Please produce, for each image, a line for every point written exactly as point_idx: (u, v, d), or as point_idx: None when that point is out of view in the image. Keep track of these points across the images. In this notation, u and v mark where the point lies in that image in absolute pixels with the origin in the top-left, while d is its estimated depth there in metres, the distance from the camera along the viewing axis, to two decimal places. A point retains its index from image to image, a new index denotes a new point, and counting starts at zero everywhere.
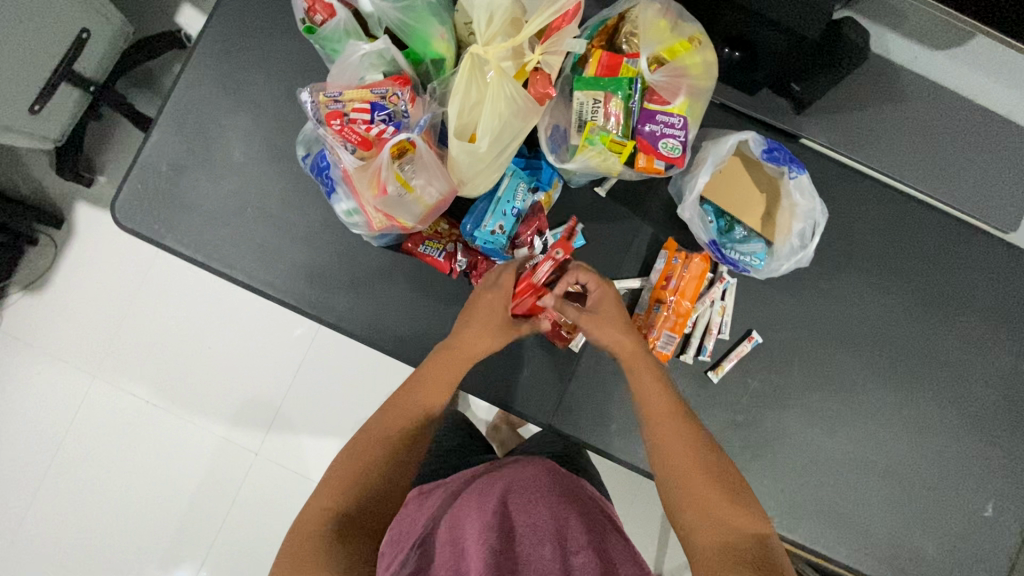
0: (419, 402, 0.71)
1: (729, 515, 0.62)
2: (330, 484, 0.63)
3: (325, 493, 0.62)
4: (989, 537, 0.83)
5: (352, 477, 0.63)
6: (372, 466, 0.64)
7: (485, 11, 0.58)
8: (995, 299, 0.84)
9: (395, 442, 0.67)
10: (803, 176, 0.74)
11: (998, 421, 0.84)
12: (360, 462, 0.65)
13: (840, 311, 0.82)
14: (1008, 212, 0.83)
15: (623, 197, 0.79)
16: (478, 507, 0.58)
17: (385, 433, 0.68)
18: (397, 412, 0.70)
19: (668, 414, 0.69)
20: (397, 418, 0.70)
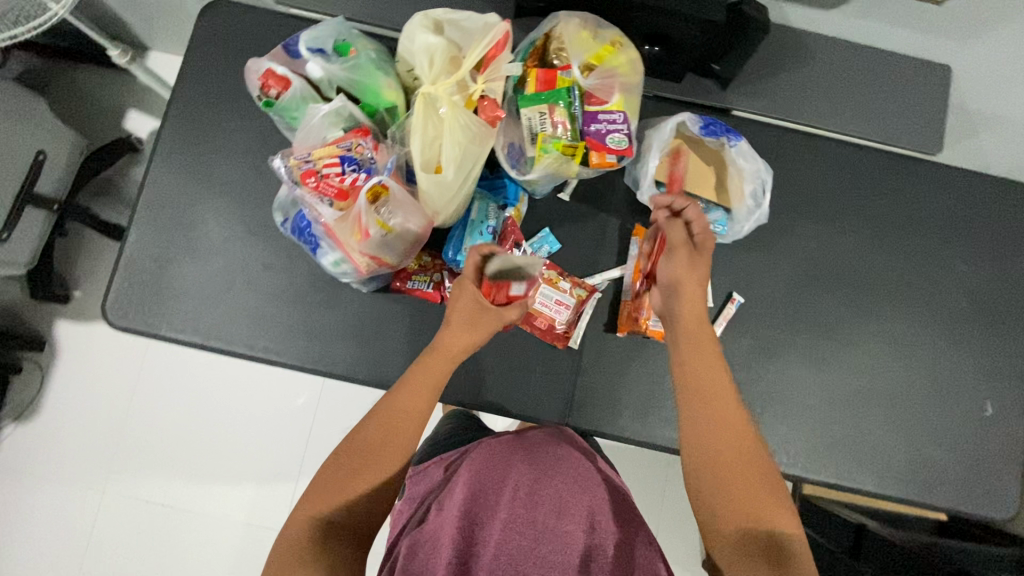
0: (411, 405, 0.70)
1: (763, 510, 0.62)
2: (321, 491, 0.66)
3: (316, 501, 0.65)
4: (995, 435, 0.87)
5: (342, 488, 0.65)
6: (362, 479, 0.66)
7: (425, 55, 0.65)
8: (940, 216, 0.91)
9: (386, 452, 0.68)
10: (742, 143, 0.80)
11: (974, 325, 0.89)
12: (350, 472, 0.66)
13: (807, 257, 0.88)
14: (930, 137, 0.91)
15: (585, 198, 0.86)
16: (500, 486, 0.72)
17: (375, 438, 0.68)
18: (391, 417, 0.70)
19: (721, 390, 0.68)
20: (390, 422, 0.69)
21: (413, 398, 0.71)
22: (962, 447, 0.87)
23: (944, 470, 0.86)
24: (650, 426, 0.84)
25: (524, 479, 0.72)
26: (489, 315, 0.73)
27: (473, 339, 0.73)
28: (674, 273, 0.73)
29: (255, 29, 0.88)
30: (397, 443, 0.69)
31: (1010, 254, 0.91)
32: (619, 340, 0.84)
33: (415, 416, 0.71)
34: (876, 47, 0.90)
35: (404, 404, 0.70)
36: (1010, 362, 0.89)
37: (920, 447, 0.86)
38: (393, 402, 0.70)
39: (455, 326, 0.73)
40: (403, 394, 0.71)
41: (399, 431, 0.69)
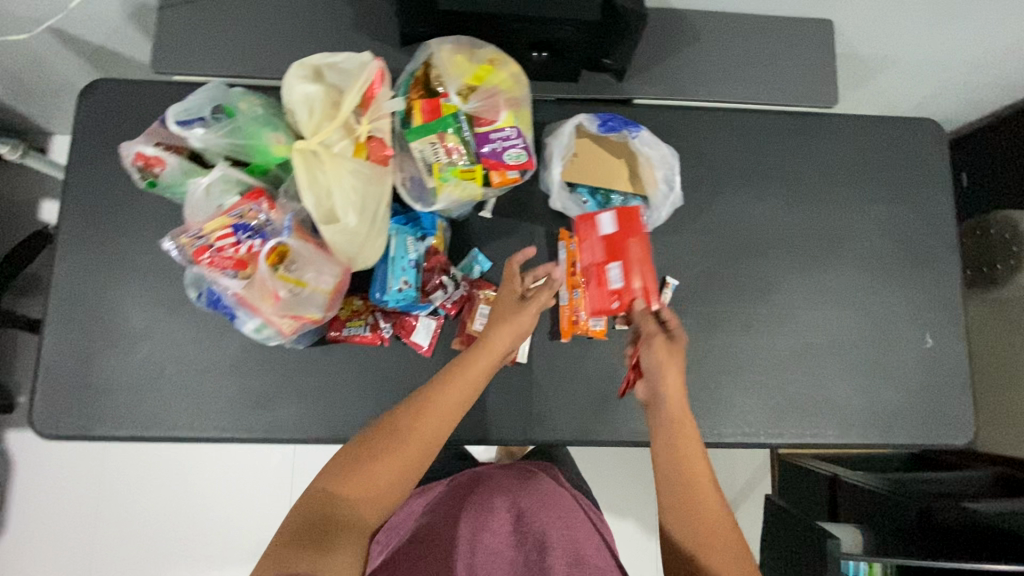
0: (452, 402, 0.67)
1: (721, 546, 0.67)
2: (344, 475, 0.62)
3: (343, 482, 0.61)
4: (940, 362, 0.90)
5: (368, 475, 0.62)
6: (392, 465, 0.62)
7: (305, 107, 0.64)
8: (851, 164, 0.93)
9: (420, 445, 0.64)
10: (643, 131, 0.81)
11: (901, 261, 0.92)
12: (384, 458, 0.62)
13: (732, 228, 0.89)
14: (826, 90, 0.93)
15: (506, 212, 0.85)
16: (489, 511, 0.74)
17: (411, 428, 0.64)
18: (434, 413, 0.66)
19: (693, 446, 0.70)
20: (433, 415, 0.65)
21: (454, 394, 0.67)
22: (912, 381, 0.89)
23: (899, 408, 0.88)
24: (613, 423, 0.84)
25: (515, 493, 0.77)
26: (528, 319, 0.73)
27: (514, 341, 0.72)
28: (653, 360, 0.73)
29: (139, 103, 0.85)
30: (431, 439, 0.65)
31: (922, 187, 0.94)
32: (566, 346, 0.84)
33: (454, 412, 0.67)
34: (758, 13, 0.92)
35: (444, 400, 0.66)
36: (942, 291, 0.92)
37: (874, 390, 0.89)
38: (434, 398, 0.66)
39: (497, 329, 0.71)
40: (441, 391, 0.67)
41: (437, 426, 0.65)
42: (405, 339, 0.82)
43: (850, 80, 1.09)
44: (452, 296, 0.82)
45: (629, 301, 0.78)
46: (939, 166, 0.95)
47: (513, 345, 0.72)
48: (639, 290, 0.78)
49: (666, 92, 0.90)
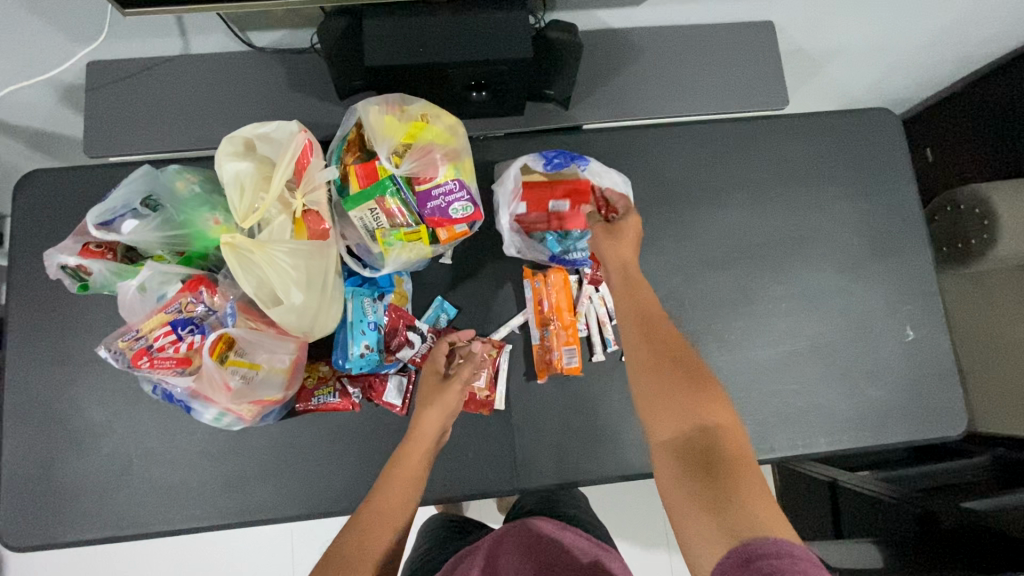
0: (397, 500, 0.70)
1: (716, 448, 0.57)
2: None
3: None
4: (924, 354, 0.88)
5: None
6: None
7: (234, 188, 0.62)
8: (811, 161, 0.92)
9: (377, 552, 0.66)
10: (591, 164, 0.82)
11: (872, 255, 0.91)
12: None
13: (697, 244, 0.88)
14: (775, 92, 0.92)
15: (465, 257, 0.83)
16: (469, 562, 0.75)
17: (363, 538, 0.67)
18: (373, 525, 0.68)
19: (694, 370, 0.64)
20: (382, 517, 0.69)
21: (397, 491, 0.71)
22: (901, 376, 0.87)
23: (892, 404, 0.87)
24: (600, 460, 0.81)
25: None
26: (455, 399, 0.76)
27: (444, 423, 0.76)
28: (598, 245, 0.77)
29: (76, 190, 0.83)
30: (386, 539, 0.68)
31: (885, 176, 0.93)
32: (543, 386, 0.82)
33: (402, 506, 0.71)
34: (696, 23, 0.91)
35: (389, 498, 0.70)
36: (919, 279, 0.90)
37: (864, 390, 0.87)
38: (377, 503, 0.70)
39: (423, 418, 0.75)
40: (383, 493, 0.71)
41: (381, 537, 0.67)
42: (377, 401, 0.79)
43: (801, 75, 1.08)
44: (420, 349, 0.80)
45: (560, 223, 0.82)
46: (898, 154, 0.93)
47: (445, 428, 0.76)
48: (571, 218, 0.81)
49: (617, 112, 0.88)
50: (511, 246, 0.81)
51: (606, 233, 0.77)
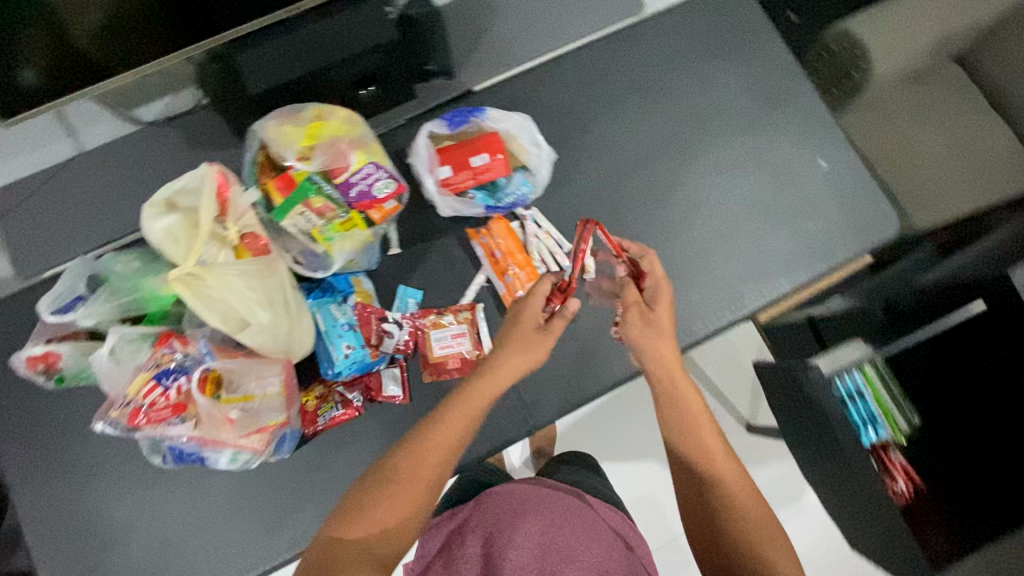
0: (453, 431, 0.66)
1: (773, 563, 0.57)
2: (354, 520, 0.60)
3: (353, 528, 0.59)
4: (843, 176, 0.95)
5: (377, 514, 0.60)
6: (399, 499, 0.61)
7: (169, 241, 0.64)
8: (687, 49, 0.98)
9: (425, 475, 0.64)
10: (489, 112, 0.89)
11: (768, 109, 0.97)
12: (389, 497, 0.62)
13: (612, 155, 0.93)
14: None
15: (411, 241, 0.87)
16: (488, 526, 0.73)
17: (415, 460, 0.64)
18: (438, 442, 0.65)
19: (732, 474, 0.65)
20: (436, 445, 0.65)
21: (455, 422, 0.67)
22: (832, 204, 0.94)
23: (833, 231, 0.93)
24: (598, 373, 0.86)
25: (570, 532, 0.70)
26: (538, 339, 0.72)
27: (520, 372, 0.72)
28: (634, 340, 0.72)
29: (18, 311, 0.83)
30: (437, 468, 0.64)
31: (756, 39, 1.00)
32: None
33: (459, 439, 0.66)
34: None
35: (447, 432, 0.66)
36: (818, 116, 0.97)
37: (804, 228, 0.93)
38: (435, 433, 0.66)
39: (497, 357, 0.71)
40: (443, 425, 0.66)
41: (439, 465, 0.65)
42: (378, 398, 0.82)
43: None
44: (401, 336, 0.83)
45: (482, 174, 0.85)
46: (757, 15, 1.00)
47: (520, 376, 0.72)
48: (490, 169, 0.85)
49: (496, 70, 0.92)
50: (446, 210, 0.86)
51: (642, 319, 0.72)
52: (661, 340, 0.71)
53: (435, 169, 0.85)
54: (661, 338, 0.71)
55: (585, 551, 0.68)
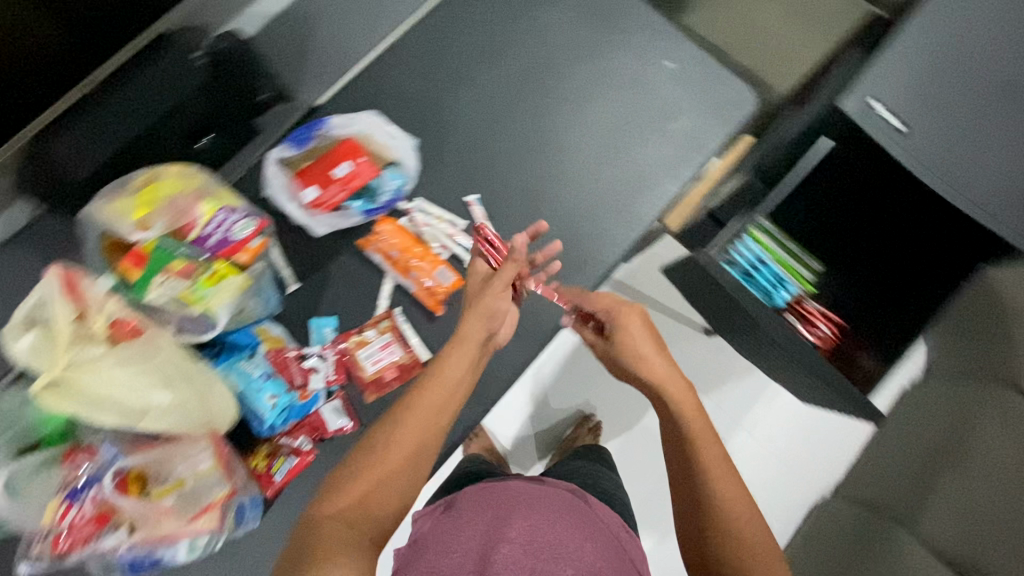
0: (431, 399, 0.58)
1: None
2: (336, 491, 0.52)
3: (341, 499, 0.51)
4: (693, 71, 0.98)
5: (369, 478, 0.52)
6: (384, 469, 0.53)
7: (30, 358, 0.59)
8: (509, 0, 0.98)
9: (417, 439, 0.55)
10: (335, 120, 0.88)
11: (605, 30, 0.98)
12: (372, 467, 0.53)
13: (472, 123, 0.92)
14: None
15: (306, 272, 0.86)
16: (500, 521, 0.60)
17: (402, 427, 0.55)
18: (410, 410, 0.57)
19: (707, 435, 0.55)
20: (417, 411, 0.57)
21: (429, 389, 0.58)
22: (693, 98, 0.97)
23: (702, 124, 0.96)
24: None
25: (571, 531, 0.58)
26: (496, 292, 0.65)
27: (487, 330, 0.65)
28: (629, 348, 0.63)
29: None
30: (427, 435, 0.56)
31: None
32: (447, 317, 0.85)
33: (445, 405, 0.58)
34: None
35: (426, 397, 0.58)
36: (654, 21, 0.99)
37: (675, 130, 0.96)
38: (417, 400, 0.58)
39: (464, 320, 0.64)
40: (421, 394, 0.58)
41: (413, 441, 0.55)
42: (327, 434, 0.80)
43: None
44: (327, 368, 0.81)
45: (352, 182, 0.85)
46: None
47: (487, 332, 0.65)
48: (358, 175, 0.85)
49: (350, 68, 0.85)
50: (326, 228, 0.86)
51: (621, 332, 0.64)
52: (656, 353, 0.61)
53: (302, 194, 0.85)
54: (662, 358, 0.61)
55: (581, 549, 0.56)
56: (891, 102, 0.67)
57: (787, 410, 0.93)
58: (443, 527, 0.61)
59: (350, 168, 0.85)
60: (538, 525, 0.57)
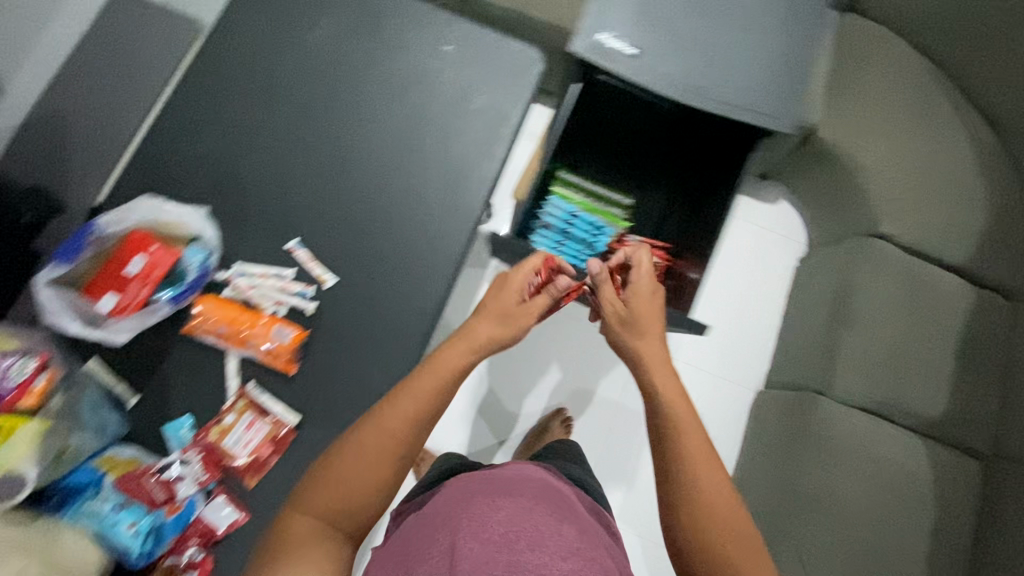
0: (419, 399, 0.67)
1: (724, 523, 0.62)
2: (318, 490, 0.62)
3: (319, 498, 0.61)
4: (474, 45, 0.95)
5: (344, 481, 0.62)
6: (364, 474, 0.62)
7: None
8: (266, 33, 0.93)
9: (388, 443, 0.64)
10: (106, 216, 0.80)
11: (372, 33, 0.94)
12: (354, 473, 0.62)
13: (268, 170, 0.88)
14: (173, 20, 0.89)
15: (142, 381, 0.79)
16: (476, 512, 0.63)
17: (380, 433, 0.64)
18: (401, 411, 0.65)
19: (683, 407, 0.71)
20: (400, 415, 0.65)
21: (422, 390, 0.67)
22: (484, 68, 0.94)
23: (501, 90, 0.94)
24: (396, 356, 0.83)
25: (549, 518, 0.64)
26: (527, 318, 0.78)
27: (493, 334, 0.76)
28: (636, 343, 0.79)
29: None
30: (397, 438, 0.64)
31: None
32: (306, 370, 0.81)
33: (418, 417, 0.66)
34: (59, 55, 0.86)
35: (412, 403, 0.66)
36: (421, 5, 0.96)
37: (477, 106, 0.93)
38: (399, 405, 0.66)
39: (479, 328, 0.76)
40: (405, 399, 0.66)
41: (401, 442, 0.65)
42: (219, 536, 0.75)
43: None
44: (192, 471, 0.77)
45: (153, 272, 0.78)
46: None
47: (493, 346, 0.76)
48: (157, 262, 0.79)
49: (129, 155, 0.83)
50: (126, 334, 0.78)
51: (624, 325, 0.81)
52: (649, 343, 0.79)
53: (95, 305, 0.77)
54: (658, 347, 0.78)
55: (560, 530, 0.62)
56: (618, 32, 0.92)
57: (705, 369, 1.51)
58: (426, 526, 0.66)
59: (145, 259, 0.78)
60: (515, 511, 0.62)
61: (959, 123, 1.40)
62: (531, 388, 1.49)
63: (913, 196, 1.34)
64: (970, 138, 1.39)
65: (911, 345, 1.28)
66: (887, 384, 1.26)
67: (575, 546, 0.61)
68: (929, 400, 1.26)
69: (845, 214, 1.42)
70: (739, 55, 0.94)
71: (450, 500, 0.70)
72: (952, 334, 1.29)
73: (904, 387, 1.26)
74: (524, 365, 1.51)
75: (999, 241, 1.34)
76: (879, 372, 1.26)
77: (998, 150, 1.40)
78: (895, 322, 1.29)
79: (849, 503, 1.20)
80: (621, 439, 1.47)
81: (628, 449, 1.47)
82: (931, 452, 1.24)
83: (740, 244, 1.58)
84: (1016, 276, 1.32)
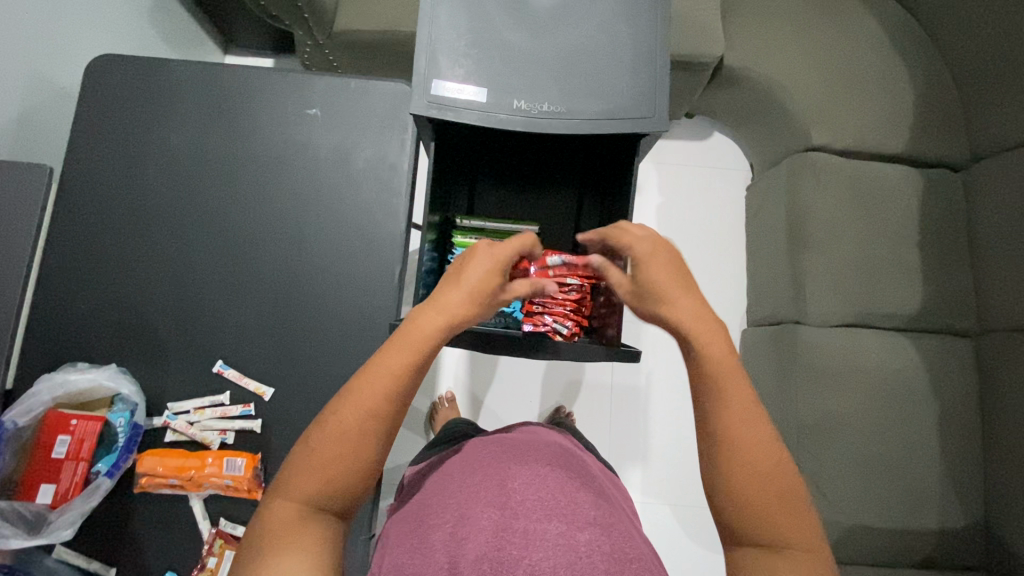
0: (395, 371, 0.55)
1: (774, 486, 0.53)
2: (296, 474, 0.53)
3: (300, 484, 0.52)
4: (338, 101, 0.88)
5: (327, 464, 0.52)
6: (338, 462, 0.53)
7: None
8: (119, 154, 0.87)
9: (370, 420, 0.54)
10: (10, 411, 0.75)
11: (229, 120, 0.87)
12: (332, 459, 0.53)
13: (171, 298, 0.84)
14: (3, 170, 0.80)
15: (112, 551, 0.78)
16: (491, 484, 0.61)
17: (346, 415, 0.54)
18: (385, 370, 0.55)
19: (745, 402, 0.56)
20: (371, 388, 0.55)
21: (397, 362, 0.56)
22: (357, 120, 0.88)
23: (381, 141, 0.88)
24: None
25: (566, 485, 0.62)
26: (499, 288, 0.64)
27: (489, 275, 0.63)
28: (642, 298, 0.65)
29: None
30: (378, 413, 0.54)
31: (157, 70, 0.88)
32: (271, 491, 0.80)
33: (394, 393, 0.55)
34: None
35: (388, 376, 0.55)
36: (272, 70, 0.89)
37: (363, 165, 0.87)
38: (365, 381, 0.55)
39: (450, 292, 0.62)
40: (379, 373, 0.55)
41: (383, 401, 0.54)
42: None
43: (36, 95, 0.98)
44: None
45: (80, 451, 0.75)
46: (133, 64, 0.88)
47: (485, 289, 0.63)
48: (82, 441, 0.75)
49: (8, 328, 0.78)
50: (75, 524, 0.73)
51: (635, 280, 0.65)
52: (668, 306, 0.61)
53: (33, 503, 0.73)
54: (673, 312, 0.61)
55: (575, 498, 0.60)
56: (468, 69, 0.77)
57: None
58: (441, 491, 0.64)
59: (67, 440, 0.74)
60: (531, 482, 0.60)
61: (865, 11, 1.34)
62: (523, 391, 1.46)
63: (836, 98, 1.29)
64: (877, 22, 1.34)
65: (873, 250, 1.26)
66: (858, 296, 1.25)
67: (592, 514, 0.58)
68: (904, 299, 1.25)
69: (776, 137, 1.38)
70: (609, 58, 0.79)
71: (459, 469, 0.69)
72: (910, 227, 1.28)
73: (876, 294, 1.25)
74: (507, 375, 1.47)
75: (930, 118, 1.30)
76: (849, 286, 1.25)
77: (906, 24, 1.35)
78: (852, 232, 1.27)
79: (851, 422, 1.20)
80: (624, 417, 1.47)
81: (633, 422, 1.47)
82: (918, 348, 1.24)
83: (685, 190, 1.54)
84: (956, 148, 1.30)
